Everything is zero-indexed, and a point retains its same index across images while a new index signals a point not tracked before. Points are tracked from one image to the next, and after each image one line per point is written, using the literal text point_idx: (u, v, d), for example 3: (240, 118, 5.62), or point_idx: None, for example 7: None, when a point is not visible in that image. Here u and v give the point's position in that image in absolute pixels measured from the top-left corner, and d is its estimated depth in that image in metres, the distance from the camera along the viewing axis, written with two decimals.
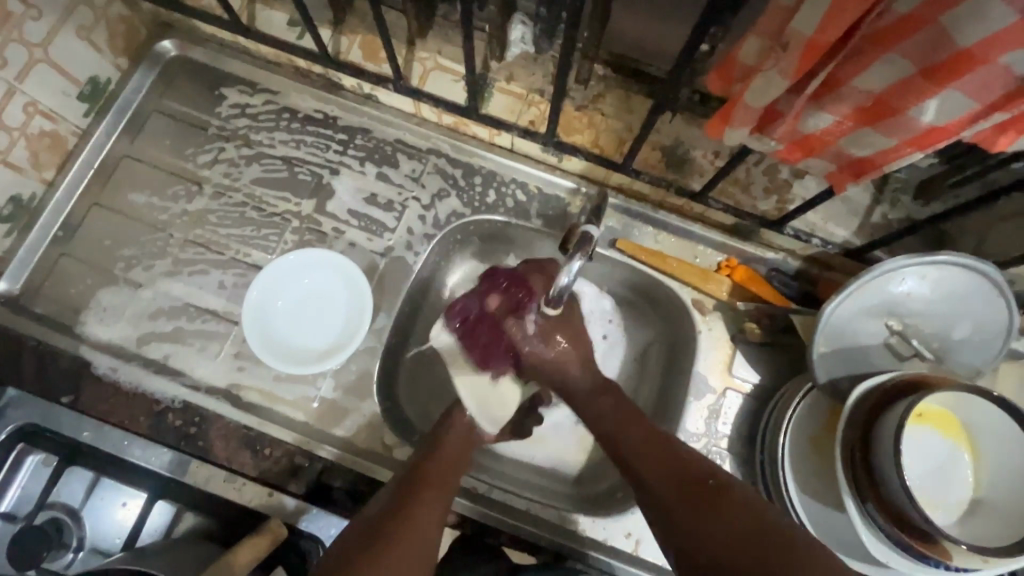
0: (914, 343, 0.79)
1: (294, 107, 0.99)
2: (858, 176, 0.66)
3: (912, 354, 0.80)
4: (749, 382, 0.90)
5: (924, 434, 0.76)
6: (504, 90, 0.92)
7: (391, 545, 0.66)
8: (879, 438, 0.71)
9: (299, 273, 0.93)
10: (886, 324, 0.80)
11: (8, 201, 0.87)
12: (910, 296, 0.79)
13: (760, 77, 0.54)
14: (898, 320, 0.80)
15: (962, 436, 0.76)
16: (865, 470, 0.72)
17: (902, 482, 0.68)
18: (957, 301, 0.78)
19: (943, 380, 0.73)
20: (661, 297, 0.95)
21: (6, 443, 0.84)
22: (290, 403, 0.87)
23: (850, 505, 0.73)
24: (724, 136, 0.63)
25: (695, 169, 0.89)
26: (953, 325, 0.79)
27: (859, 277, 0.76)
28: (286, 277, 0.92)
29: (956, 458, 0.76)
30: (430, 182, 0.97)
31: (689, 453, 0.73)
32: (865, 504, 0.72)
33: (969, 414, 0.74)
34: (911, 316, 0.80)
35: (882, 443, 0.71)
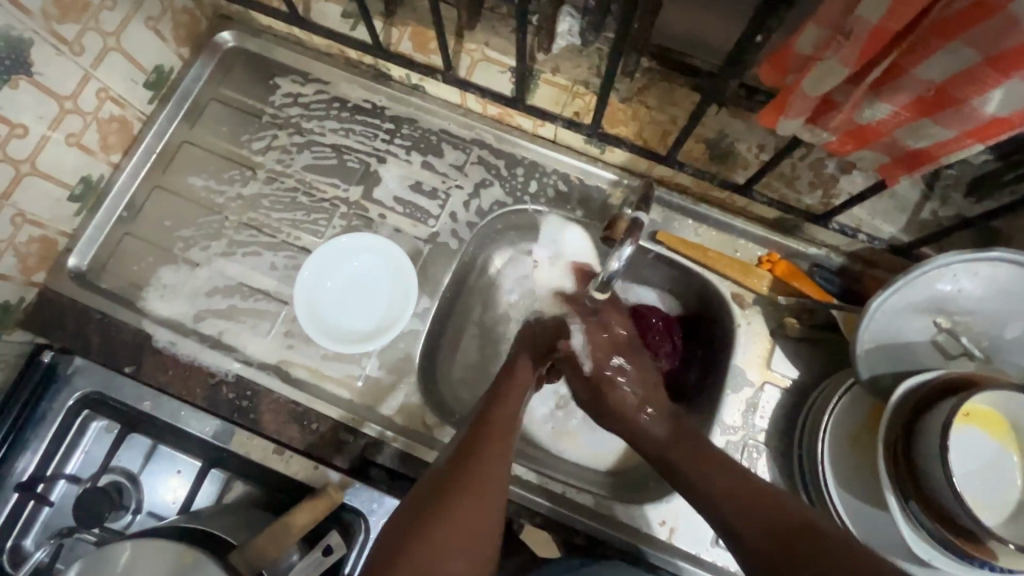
0: (962, 341, 0.78)
1: (344, 97, 1.03)
2: (912, 169, 0.65)
3: (960, 351, 0.79)
4: (788, 377, 0.90)
5: (971, 434, 0.75)
6: (549, 81, 0.93)
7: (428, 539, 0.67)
8: (923, 433, 0.71)
9: (349, 258, 0.96)
10: (933, 321, 0.80)
11: (79, 181, 0.92)
12: (958, 292, 0.77)
13: (819, 67, 0.54)
14: (946, 318, 0.79)
15: (1009, 436, 0.74)
16: (908, 467, 0.72)
17: (947, 476, 0.67)
18: (1009, 299, 0.77)
19: (992, 379, 0.72)
20: (700, 290, 0.96)
21: (74, 409, 0.89)
22: (335, 381, 0.91)
23: (893, 501, 0.73)
24: (777, 126, 0.64)
25: (739, 162, 0.88)
26: (1004, 325, 0.78)
27: (907, 272, 0.75)
28: (336, 261, 0.95)
29: (1002, 458, 0.74)
30: (473, 171, 0.99)
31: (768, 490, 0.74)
32: (909, 501, 0.72)
33: (1017, 414, 0.73)
34: (960, 314, 0.79)
35: (926, 441, 0.70)
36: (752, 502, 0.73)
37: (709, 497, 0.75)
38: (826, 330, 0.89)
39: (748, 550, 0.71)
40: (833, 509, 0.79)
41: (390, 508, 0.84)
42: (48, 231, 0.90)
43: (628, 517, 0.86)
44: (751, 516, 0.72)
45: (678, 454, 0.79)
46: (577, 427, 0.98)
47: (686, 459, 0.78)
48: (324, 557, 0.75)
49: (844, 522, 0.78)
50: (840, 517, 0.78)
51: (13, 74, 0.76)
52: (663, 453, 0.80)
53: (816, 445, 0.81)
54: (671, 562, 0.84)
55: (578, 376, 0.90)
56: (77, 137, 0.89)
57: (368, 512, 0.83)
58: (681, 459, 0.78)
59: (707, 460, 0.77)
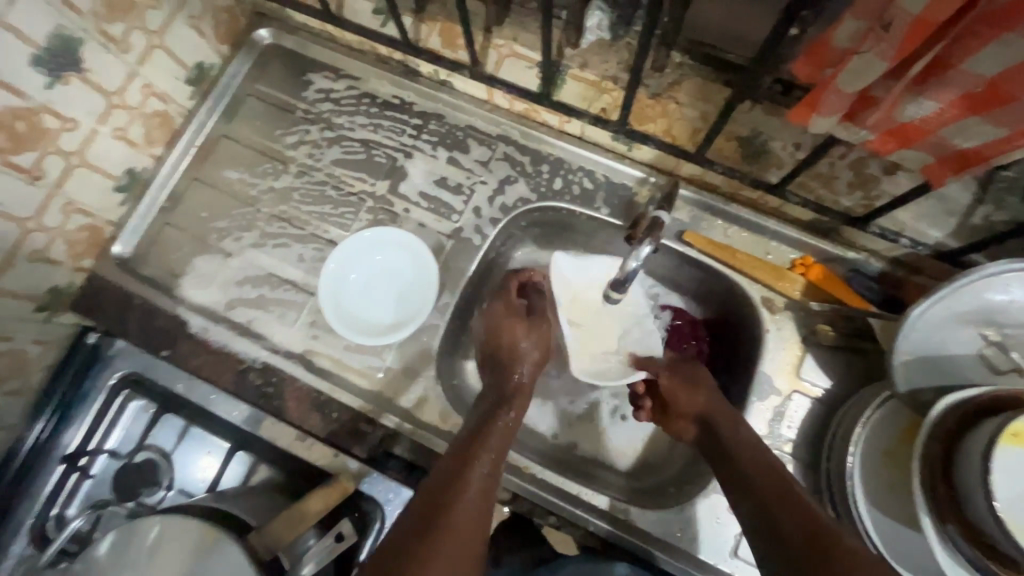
0: (1012, 355, 0.73)
1: (373, 93, 1.04)
2: (959, 170, 0.61)
3: (1008, 367, 0.74)
4: (818, 387, 0.86)
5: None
6: (577, 77, 0.90)
7: (444, 534, 0.65)
8: (965, 454, 0.67)
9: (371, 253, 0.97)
10: (979, 333, 0.74)
11: (125, 173, 0.97)
12: (1008, 302, 0.73)
13: (856, 61, 0.51)
14: (995, 330, 0.74)
15: None
16: (946, 488, 0.68)
17: (987, 500, 0.63)
18: None
19: None
20: (728, 293, 0.92)
21: (115, 387, 0.94)
22: (357, 372, 0.93)
23: (928, 523, 0.69)
24: (809, 123, 0.60)
25: (772, 160, 0.85)
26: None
27: (953, 279, 0.71)
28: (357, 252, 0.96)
29: None
30: (498, 168, 0.99)
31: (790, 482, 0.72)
32: (947, 525, 0.67)
33: None
34: (1009, 326, 0.74)
35: (968, 460, 0.66)
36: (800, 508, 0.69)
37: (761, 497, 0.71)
38: (861, 339, 0.85)
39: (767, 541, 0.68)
40: (863, 529, 0.75)
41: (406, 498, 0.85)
42: (96, 220, 0.95)
43: (642, 521, 0.84)
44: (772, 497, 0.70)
45: (757, 461, 0.74)
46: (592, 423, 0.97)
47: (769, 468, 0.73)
48: (336, 543, 0.76)
49: (874, 543, 0.74)
50: (869, 538, 0.74)
51: (64, 71, 0.80)
52: (749, 455, 0.75)
53: (845, 461, 0.77)
54: (687, 570, 0.82)
55: (670, 378, 0.86)
56: (123, 131, 0.93)
57: (386, 501, 0.85)
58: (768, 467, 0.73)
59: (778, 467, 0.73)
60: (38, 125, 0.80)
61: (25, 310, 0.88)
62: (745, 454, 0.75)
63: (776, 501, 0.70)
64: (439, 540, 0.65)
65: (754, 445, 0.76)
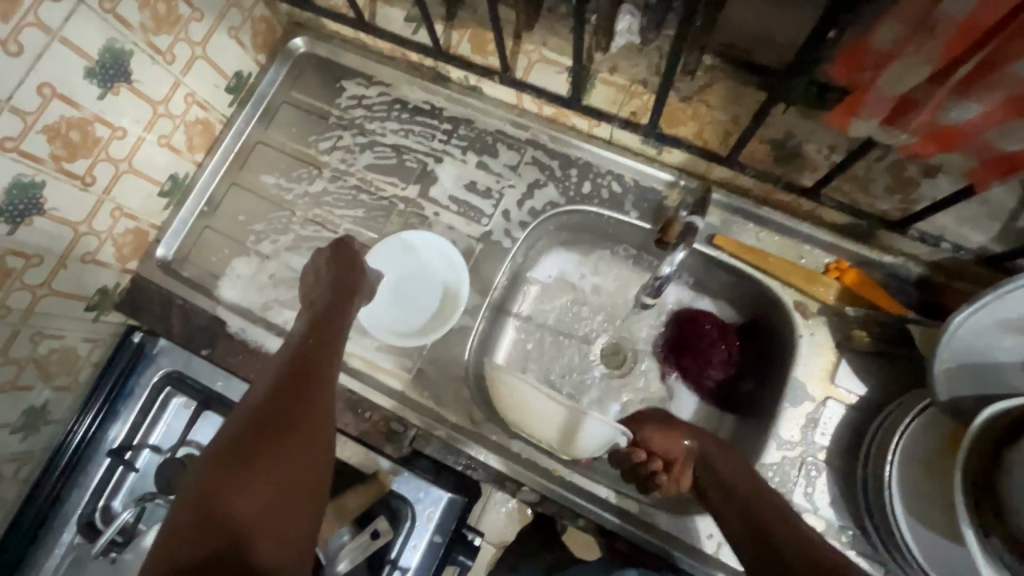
0: None
1: (405, 99, 1.06)
2: (1007, 174, 0.59)
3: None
4: (853, 394, 0.84)
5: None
6: (606, 81, 0.90)
7: (253, 471, 0.68)
8: (1011, 465, 0.65)
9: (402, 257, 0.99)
10: None
11: (168, 178, 1.01)
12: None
13: (896, 65, 0.52)
14: None
15: None
16: (990, 501, 0.66)
17: None
18: None
19: None
20: (760, 297, 0.91)
21: (159, 384, 0.98)
22: (388, 372, 0.95)
23: (972, 537, 0.66)
24: (849, 127, 0.62)
25: (806, 165, 0.81)
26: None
27: (1000, 286, 0.68)
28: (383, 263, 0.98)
29: None
30: (527, 172, 1.00)
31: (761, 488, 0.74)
32: (991, 537, 0.65)
33: None
34: None
35: (1014, 471, 0.64)
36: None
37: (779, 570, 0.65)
38: (899, 347, 0.82)
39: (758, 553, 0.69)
40: (902, 541, 0.73)
41: (435, 498, 0.86)
42: (141, 224, 0.99)
43: (672, 525, 0.84)
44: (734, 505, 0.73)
45: (778, 529, 0.68)
46: None
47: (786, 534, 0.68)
48: (371, 539, 0.83)
49: (913, 553, 0.72)
50: (908, 547, 0.73)
51: (114, 82, 0.84)
52: (760, 516, 0.71)
53: (883, 470, 0.76)
54: None
55: (650, 430, 0.83)
56: (167, 138, 0.97)
57: (415, 500, 0.86)
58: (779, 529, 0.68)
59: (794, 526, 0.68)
60: (91, 134, 0.84)
61: (76, 310, 0.92)
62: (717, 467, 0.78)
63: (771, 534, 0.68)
64: (262, 459, 0.69)
65: (765, 505, 0.71)
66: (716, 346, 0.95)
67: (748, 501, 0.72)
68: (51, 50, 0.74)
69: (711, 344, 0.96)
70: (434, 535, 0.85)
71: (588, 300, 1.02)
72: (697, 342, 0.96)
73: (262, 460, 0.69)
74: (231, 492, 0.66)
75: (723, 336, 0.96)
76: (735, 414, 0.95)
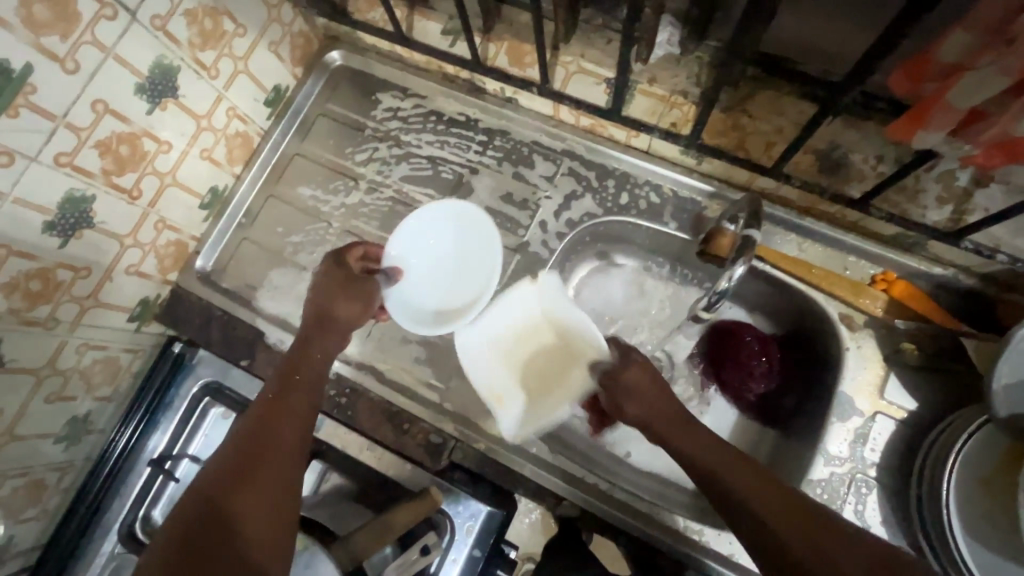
0: None
1: (440, 111, 1.07)
2: None
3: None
4: (903, 409, 0.83)
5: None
6: (646, 92, 0.89)
7: (250, 475, 0.68)
8: None
9: (425, 241, 0.94)
10: None
11: (208, 191, 1.02)
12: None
13: (970, 76, 0.50)
14: None
15: None
16: None
17: None
18: None
19: None
20: (803, 310, 0.90)
21: (198, 395, 0.99)
22: (425, 384, 0.94)
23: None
24: (913, 139, 0.60)
25: (852, 175, 0.81)
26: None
27: None
28: (402, 261, 0.92)
29: None
30: (563, 183, 1.00)
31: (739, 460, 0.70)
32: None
33: None
34: None
35: None
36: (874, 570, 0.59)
37: (776, 549, 0.62)
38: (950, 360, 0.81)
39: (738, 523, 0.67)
40: (959, 561, 0.71)
41: (474, 512, 0.86)
42: (182, 236, 1.01)
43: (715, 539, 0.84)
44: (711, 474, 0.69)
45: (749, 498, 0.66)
46: None
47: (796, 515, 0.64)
48: (419, 556, 0.81)
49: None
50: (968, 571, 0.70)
51: (162, 98, 0.85)
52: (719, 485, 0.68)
53: (938, 490, 0.74)
54: None
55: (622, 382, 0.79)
56: (209, 152, 0.98)
57: (455, 514, 0.86)
58: (771, 505, 0.65)
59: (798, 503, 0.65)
60: (140, 148, 0.86)
61: (120, 321, 0.93)
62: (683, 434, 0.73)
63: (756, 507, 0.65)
64: (259, 463, 0.69)
65: (742, 476, 0.68)
66: (759, 358, 0.93)
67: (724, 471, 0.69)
68: (106, 68, 0.76)
69: (753, 356, 0.93)
70: (473, 549, 0.85)
71: (625, 311, 1.01)
72: (738, 354, 0.94)
73: (255, 465, 0.69)
74: (228, 498, 0.66)
75: (764, 348, 0.94)
76: (777, 427, 0.93)
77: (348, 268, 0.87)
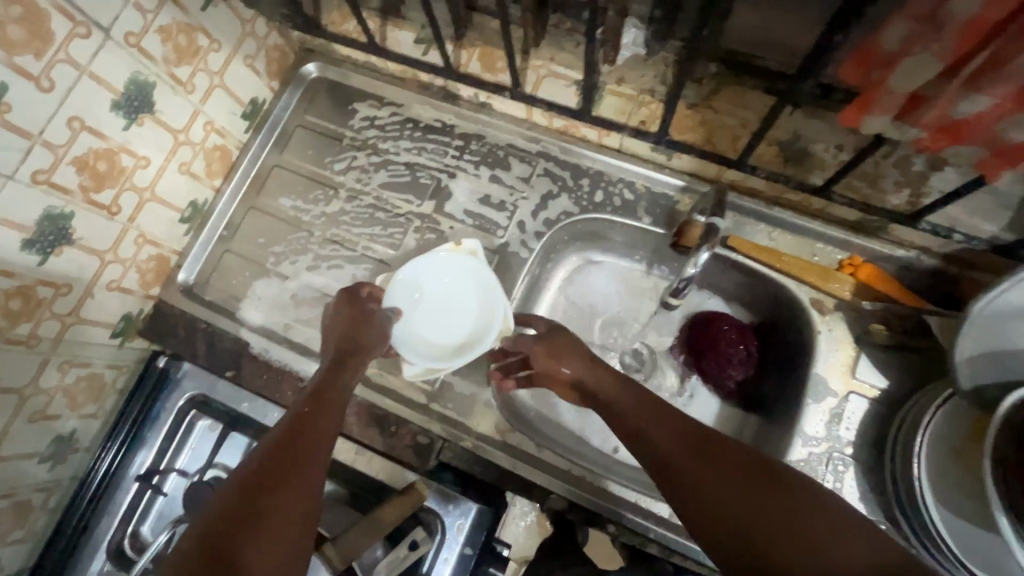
0: None
1: (416, 118, 1.09)
2: (1015, 164, 0.62)
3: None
4: (875, 388, 0.85)
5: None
6: (614, 92, 0.91)
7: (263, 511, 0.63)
8: None
9: (428, 277, 0.97)
10: None
11: (189, 205, 1.03)
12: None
13: (907, 61, 0.54)
14: None
15: None
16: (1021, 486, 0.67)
17: None
18: None
19: None
20: (776, 298, 0.92)
21: (184, 409, 0.99)
22: (409, 387, 0.95)
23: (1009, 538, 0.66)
24: (860, 123, 0.64)
25: (816, 164, 0.83)
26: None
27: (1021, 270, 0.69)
28: (409, 288, 0.95)
29: None
30: (539, 183, 1.02)
31: (698, 425, 0.69)
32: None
33: None
34: None
35: None
36: (810, 515, 0.58)
37: (701, 505, 0.62)
38: (916, 338, 0.84)
39: (680, 498, 0.64)
40: (937, 533, 0.73)
41: (464, 509, 0.88)
42: (163, 250, 1.01)
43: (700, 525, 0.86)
44: (662, 441, 0.68)
45: (663, 451, 0.67)
46: None
47: (723, 465, 0.64)
48: (408, 551, 0.83)
49: (950, 551, 0.72)
50: (945, 546, 0.72)
51: (138, 114, 0.86)
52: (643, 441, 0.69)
53: (912, 471, 0.75)
54: None
55: (541, 350, 0.83)
56: (188, 166, 0.99)
57: (445, 513, 0.87)
58: (690, 456, 0.65)
59: (730, 457, 0.64)
60: (117, 164, 0.86)
61: (103, 337, 0.93)
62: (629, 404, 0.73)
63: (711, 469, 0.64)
64: (270, 499, 0.64)
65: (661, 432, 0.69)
66: (737, 344, 0.96)
67: (641, 424, 0.71)
68: (80, 85, 0.77)
69: (730, 342, 0.96)
70: (465, 548, 0.86)
71: (608, 305, 1.03)
72: (716, 341, 0.96)
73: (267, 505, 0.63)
74: (237, 538, 0.60)
75: (741, 334, 0.97)
76: (758, 414, 0.95)
77: (363, 302, 0.90)
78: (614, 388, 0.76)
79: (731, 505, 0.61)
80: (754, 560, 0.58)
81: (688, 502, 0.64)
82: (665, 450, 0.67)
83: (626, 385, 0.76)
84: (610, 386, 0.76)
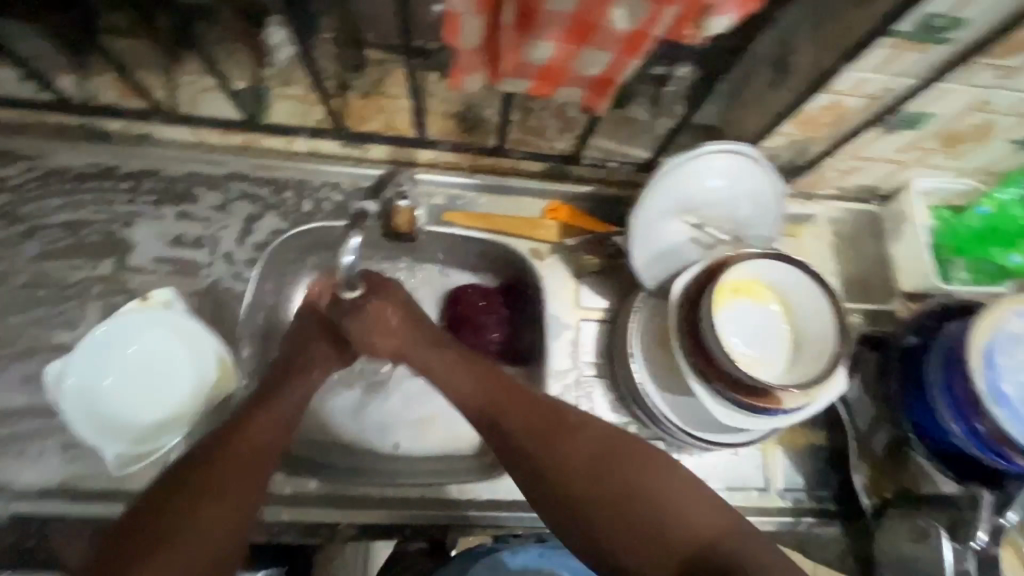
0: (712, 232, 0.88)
1: (55, 167, 0.87)
2: (604, 96, 0.76)
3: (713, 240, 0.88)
4: (599, 308, 0.94)
5: (748, 303, 0.88)
6: (283, 95, 0.88)
7: None
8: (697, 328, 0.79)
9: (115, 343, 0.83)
10: (685, 224, 0.88)
11: None
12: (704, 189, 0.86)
13: (462, 23, 0.64)
14: (693, 217, 0.88)
15: (764, 291, 0.88)
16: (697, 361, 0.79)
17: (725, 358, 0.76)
18: (734, 186, 0.87)
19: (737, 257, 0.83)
20: (505, 258, 0.95)
21: None
22: (136, 481, 0.79)
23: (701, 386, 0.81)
24: (464, 85, 0.72)
25: (490, 128, 0.90)
26: (736, 205, 0.88)
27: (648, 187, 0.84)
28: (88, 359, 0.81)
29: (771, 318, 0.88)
30: (236, 208, 0.90)
31: (547, 398, 0.72)
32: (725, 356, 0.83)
33: (769, 273, 0.86)
34: (703, 209, 0.88)
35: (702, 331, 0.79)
36: (664, 505, 0.62)
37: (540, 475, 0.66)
38: (618, 257, 0.94)
39: (535, 484, 0.66)
40: (661, 412, 0.87)
41: None
42: None
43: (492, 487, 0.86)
44: (527, 412, 0.70)
45: (580, 438, 0.67)
46: (432, 417, 0.93)
47: (592, 456, 0.66)
48: None
49: (672, 422, 0.87)
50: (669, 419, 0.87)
51: None
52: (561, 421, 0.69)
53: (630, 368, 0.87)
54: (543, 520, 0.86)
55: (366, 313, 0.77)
56: None
57: None
58: (581, 444, 0.67)
59: (592, 447, 0.66)
60: None
61: None
62: (476, 385, 0.73)
63: (557, 443, 0.67)
64: None
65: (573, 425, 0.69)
66: (484, 308, 0.95)
67: (536, 410, 0.70)
68: None
69: (476, 309, 0.95)
70: None
71: None
72: (465, 312, 0.95)
73: None
74: None
75: (487, 298, 0.96)
76: None
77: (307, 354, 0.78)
78: (448, 373, 0.75)
79: (569, 467, 0.65)
80: (574, 522, 0.64)
81: (527, 478, 0.67)
82: (541, 436, 0.68)
83: (475, 366, 0.75)
84: (440, 372, 0.76)
